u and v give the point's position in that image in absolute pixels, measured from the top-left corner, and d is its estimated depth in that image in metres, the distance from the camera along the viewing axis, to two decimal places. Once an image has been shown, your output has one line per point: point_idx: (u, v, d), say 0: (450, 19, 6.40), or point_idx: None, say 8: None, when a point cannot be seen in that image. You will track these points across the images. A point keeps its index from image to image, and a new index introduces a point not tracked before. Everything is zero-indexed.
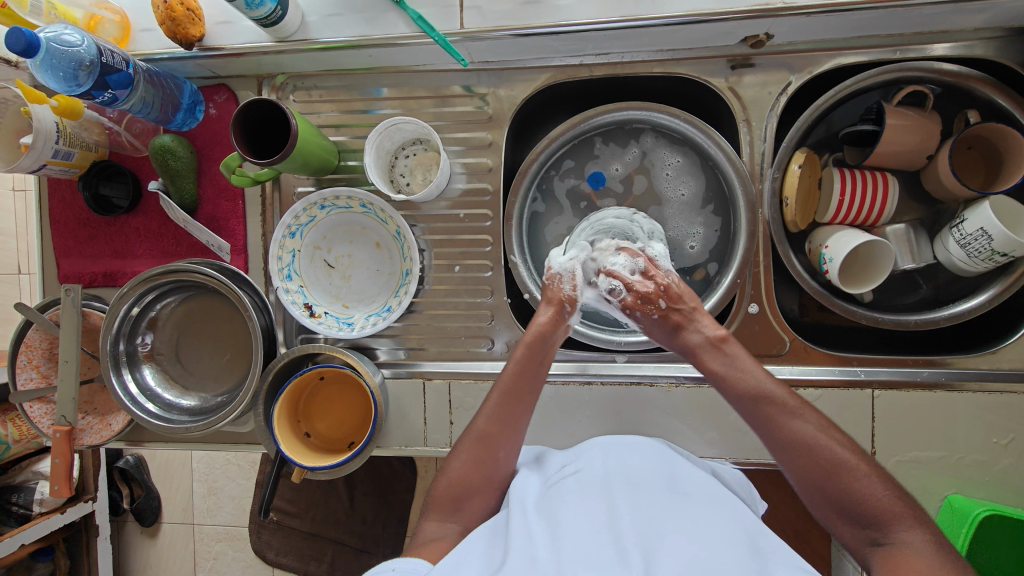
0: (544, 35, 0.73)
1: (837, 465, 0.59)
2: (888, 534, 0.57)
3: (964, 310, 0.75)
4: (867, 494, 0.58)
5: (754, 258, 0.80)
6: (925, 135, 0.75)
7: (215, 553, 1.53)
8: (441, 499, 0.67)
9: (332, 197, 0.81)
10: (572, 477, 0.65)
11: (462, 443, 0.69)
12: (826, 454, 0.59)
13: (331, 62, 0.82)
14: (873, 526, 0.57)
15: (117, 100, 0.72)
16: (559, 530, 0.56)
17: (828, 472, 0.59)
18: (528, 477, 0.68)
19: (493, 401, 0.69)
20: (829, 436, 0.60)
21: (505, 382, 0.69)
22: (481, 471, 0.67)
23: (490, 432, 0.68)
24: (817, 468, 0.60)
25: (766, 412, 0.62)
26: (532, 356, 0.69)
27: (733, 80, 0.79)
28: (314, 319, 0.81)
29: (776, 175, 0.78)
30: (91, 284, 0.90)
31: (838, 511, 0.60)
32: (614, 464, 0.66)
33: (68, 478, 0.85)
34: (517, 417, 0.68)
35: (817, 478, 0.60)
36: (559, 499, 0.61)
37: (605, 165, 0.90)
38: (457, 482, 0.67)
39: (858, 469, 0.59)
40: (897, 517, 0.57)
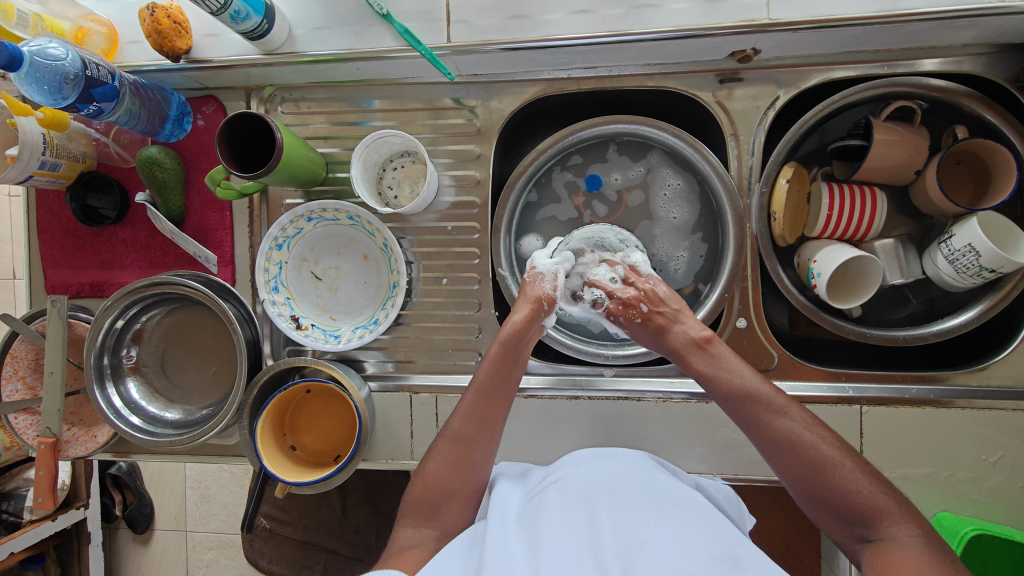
0: (532, 49, 0.73)
1: (824, 461, 0.58)
2: (877, 530, 0.55)
3: (953, 325, 0.74)
4: (856, 490, 0.56)
5: (742, 272, 0.79)
6: (913, 150, 0.75)
7: (207, 561, 1.53)
8: (416, 504, 0.65)
9: (319, 209, 0.80)
10: (552, 487, 0.66)
11: (438, 446, 0.69)
12: (812, 451, 0.59)
13: (320, 74, 0.82)
14: (863, 524, 0.56)
15: (103, 112, 0.72)
16: (537, 537, 0.56)
17: (817, 469, 0.58)
18: (511, 492, 0.67)
19: (468, 402, 0.69)
20: (815, 434, 0.59)
21: (479, 381, 0.70)
22: (457, 474, 0.66)
23: (466, 433, 0.68)
24: (805, 466, 0.59)
25: (752, 412, 0.62)
26: (506, 353, 0.70)
27: (721, 94, 0.79)
28: (301, 332, 0.81)
29: (764, 190, 0.77)
30: (78, 295, 0.90)
31: (829, 510, 0.58)
32: (594, 473, 0.66)
33: (52, 491, 0.84)
34: (490, 417, 0.69)
35: (806, 478, 0.59)
36: (539, 509, 0.62)
37: (606, 171, 0.89)
38: (433, 486, 0.66)
39: (843, 467, 0.58)
40: (884, 513, 0.55)
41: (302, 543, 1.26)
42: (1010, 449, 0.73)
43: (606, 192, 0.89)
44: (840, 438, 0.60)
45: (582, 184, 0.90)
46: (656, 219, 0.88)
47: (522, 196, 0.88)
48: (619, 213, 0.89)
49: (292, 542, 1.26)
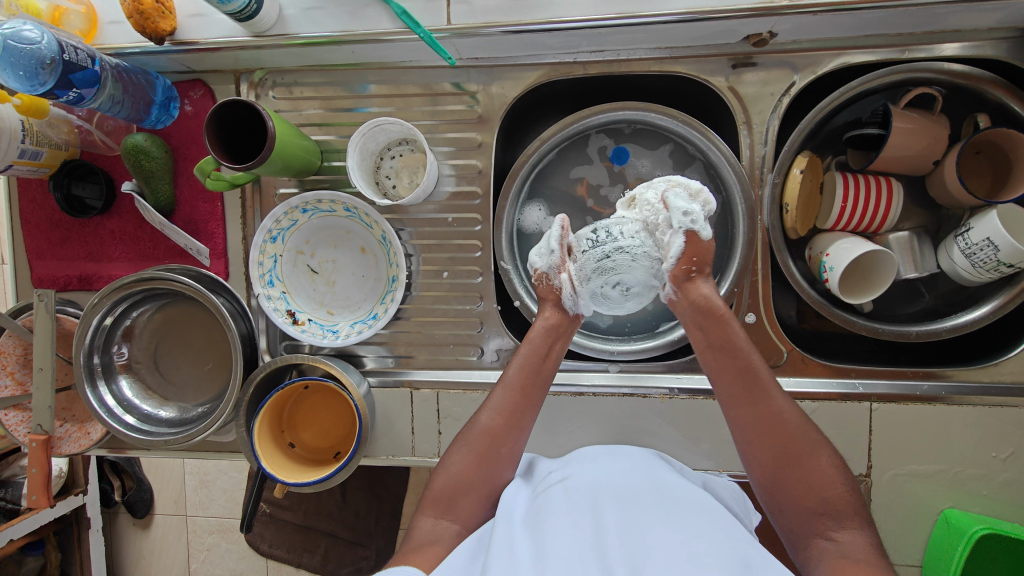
0: (536, 32, 0.69)
1: (803, 452, 0.58)
2: (840, 530, 0.55)
3: (967, 321, 0.73)
4: (829, 484, 0.57)
5: (751, 266, 0.77)
6: (932, 140, 0.72)
7: (208, 544, 1.51)
8: (434, 497, 0.65)
9: (314, 200, 0.77)
10: (558, 485, 0.64)
11: (462, 442, 0.67)
12: (795, 438, 0.59)
13: (314, 57, 0.78)
14: (826, 519, 0.56)
15: (84, 99, 0.68)
16: (543, 540, 0.55)
17: (793, 455, 0.58)
18: (517, 489, 0.66)
19: (498, 397, 0.68)
20: (800, 421, 0.60)
21: (514, 379, 0.68)
22: (479, 469, 0.65)
23: (493, 429, 0.66)
24: (785, 453, 0.58)
25: (748, 387, 0.61)
26: (539, 353, 0.68)
27: (734, 80, 0.75)
28: (297, 327, 0.79)
29: (776, 180, 0.74)
30: (65, 288, 0.87)
31: (793, 505, 0.58)
32: (600, 471, 0.65)
33: (46, 488, 0.81)
34: (524, 415, 0.67)
35: (782, 466, 0.58)
36: (544, 511, 0.60)
37: (637, 152, 0.86)
38: (455, 482, 0.65)
39: (823, 462, 0.58)
40: (846, 512, 0.56)
41: (302, 528, 1.27)
42: (1021, 446, 0.72)
43: (627, 174, 0.86)
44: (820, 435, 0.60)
45: (609, 156, 0.86)
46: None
47: (544, 157, 0.84)
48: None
49: (292, 526, 1.27)
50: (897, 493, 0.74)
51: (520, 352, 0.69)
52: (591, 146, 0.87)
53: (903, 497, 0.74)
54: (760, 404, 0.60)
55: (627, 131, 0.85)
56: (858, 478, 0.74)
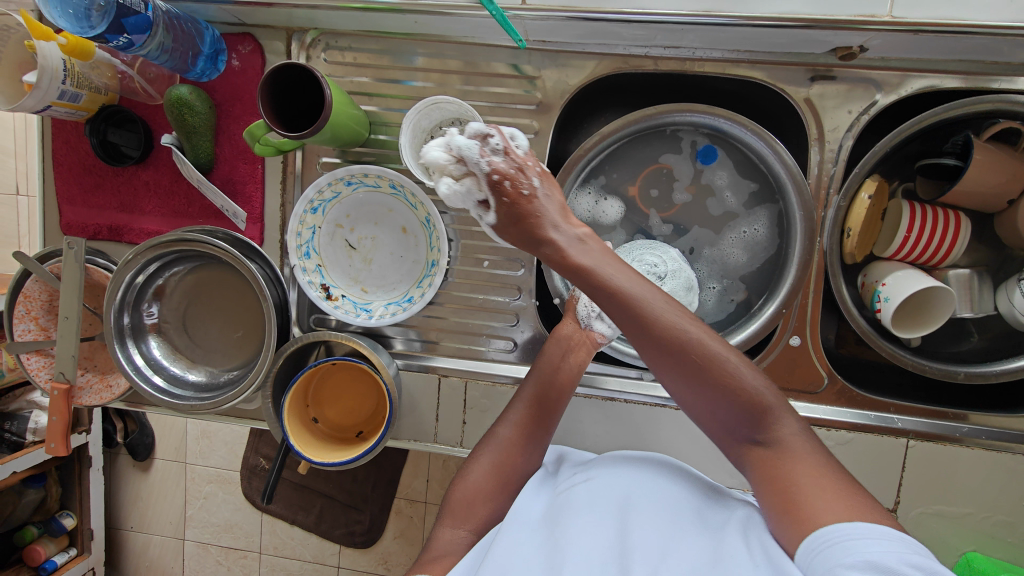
0: (613, 22, 0.66)
1: (713, 359, 0.52)
2: (769, 432, 0.53)
3: (1016, 368, 0.71)
4: (738, 393, 0.52)
5: (804, 287, 0.75)
6: (1010, 177, 0.69)
7: (206, 493, 1.50)
8: (455, 508, 0.63)
9: (360, 174, 0.75)
10: (582, 485, 0.60)
11: (483, 452, 0.66)
12: (701, 351, 0.52)
13: (372, 23, 0.74)
14: (775, 464, 0.51)
15: (134, 45, 0.64)
16: (562, 546, 0.50)
17: (702, 369, 0.52)
18: (539, 487, 0.63)
19: (516, 408, 0.69)
20: (698, 328, 0.52)
21: (529, 394, 0.70)
22: (499, 478, 0.64)
23: (511, 441, 0.66)
24: (741, 406, 0.52)
25: (624, 299, 0.52)
26: (554, 367, 0.71)
27: (812, 92, 0.72)
28: (331, 303, 0.77)
29: (842, 204, 0.71)
30: (94, 237, 0.84)
31: (719, 419, 0.55)
32: (626, 474, 0.60)
33: (65, 436, 0.80)
34: (544, 428, 0.68)
35: (689, 375, 0.53)
36: (567, 509, 0.56)
37: (723, 162, 0.81)
38: (473, 487, 0.63)
39: (723, 361, 0.52)
40: (806, 464, 0.50)
41: (299, 487, 1.31)
42: None
43: (697, 178, 0.82)
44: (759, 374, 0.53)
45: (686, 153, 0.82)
46: (723, 234, 0.82)
47: (604, 149, 0.80)
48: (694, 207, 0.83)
49: (291, 485, 1.30)
50: (921, 531, 0.73)
51: (536, 371, 0.72)
52: (667, 143, 0.82)
53: (927, 536, 0.73)
54: (668, 327, 0.52)
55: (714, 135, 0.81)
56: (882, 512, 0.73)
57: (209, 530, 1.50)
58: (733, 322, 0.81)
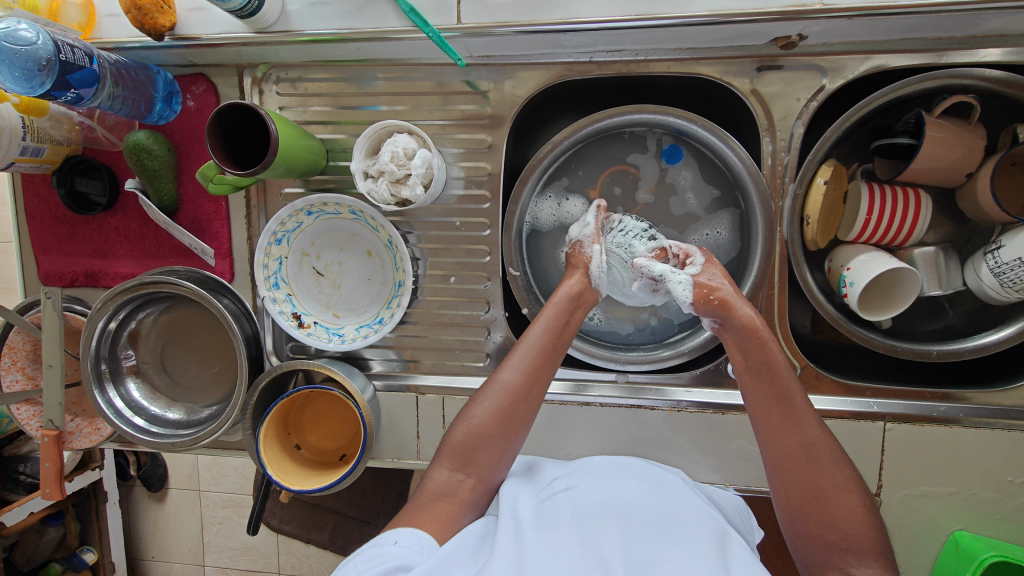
0: (551, 33, 0.66)
1: (809, 459, 0.57)
2: (860, 566, 0.53)
3: (989, 343, 0.70)
4: (852, 519, 0.54)
5: (768, 278, 0.75)
6: (965, 152, 0.68)
7: (220, 518, 1.51)
8: (453, 448, 0.64)
9: (319, 203, 0.76)
10: (563, 493, 0.62)
11: (486, 393, 0.66)
12: (806, 443, 0.58)
13: (319, 53, 0.75)
14: (848, 555, 0.54)
15: (83, 99, 0.66)
16: (552, 555, 0.52)
17: (803, 464, 0.57)
18: (518, 487, 0.64)
19: (519, 354, 0.66)
20: (823, 434, 0.58)
21: (535, 339, 0.67)
22: (503, 423, 0.64)
23: (516, 386, 0.65)
24: (806, 481, 0.57)
25: (788, 404, 0.59)
26: (561, 317, 0.68)
27: (758, 83, 0.71)
28: (303, 331, 0.78)
29: (799, 191, 0.71)
30: (72, 284, 0.86)
31: (814, 542, 0.56)
32: (608, 485, 0.62)
33: (60, 482, 0.81)
34: (544, 378, 0.67)
35: (798, 477, 0.57)
36: (552, 514, 0.58)
37: (687, 163, 0.81)
38: (475, 431, 0.63)
39: (823, 456, 0.57)
40: (870, 551, 0.53)
41: (312, 505, 1.29)
42: None
43: (660, 176, 0.82)
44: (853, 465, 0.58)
45: (643, 155, 0.82)
46: (684, 231, 0.81)
47: (562, 156, 0.81)
48: (658, 207, 0.82)
49: (303, 503, 1.29)
50: (907, 513, 0.73)
51: (544, 315, 0.69)
52: (626, 144, 0.83)
53: (915, 517, 0.73)
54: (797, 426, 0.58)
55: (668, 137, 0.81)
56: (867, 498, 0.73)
57: (227, 554, 1.51)
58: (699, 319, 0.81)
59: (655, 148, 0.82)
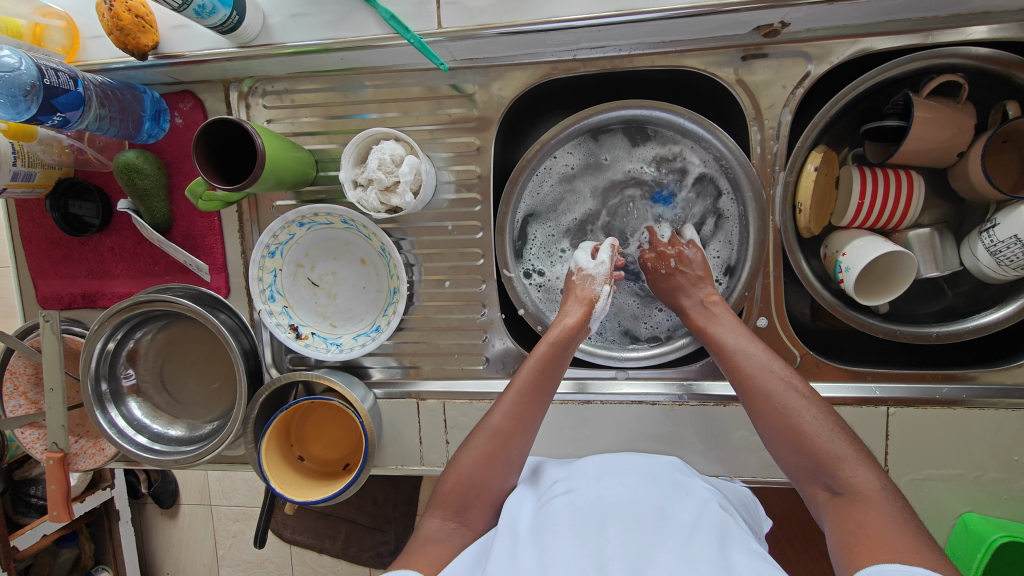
0: (532, 33, 0.66)
1: (776, 402, 0.61)
2: (840, 479, 0.54)
3: (990, 322, 0.70)
4: (820, 439, 0.57)
5: (763, 268, 0.74)
6: (956, 131, 0.68)
7: (234, 531, 1.52)
8: (445, 499, 0.64)
9: (310, 214, 0.76)
10: (563, 496, 0.62)
11: (474, 439, 0.67)
12: (767, 390, 0.62)
13: (304, 64, 0.75)
14: (826, 471, 0.56)
15: (70, 122, 0.66)
16: (547, 558, 0.52)
17: (771, 411, 0.61)
18: (521, 497, 0.64)
19: (509, 399, 0.68)
20: (780, 377, 0.62)
21: (523, 381, 0.68)
22: (486, 469, 0.64)
23: (503, 430, 0.66)
24: (779, 417, 0.60)
25: (735, 366, 0.65)
26: (551, 357, 0.69)
27: (743, 73, 0.71)
28: (300, 342, 0.78)
29: (789, 179, 0.71)
30: (70, 306, 0.87)
31: (801, 466, 0.58)
32: (606, 487, 0.62)
33: (66, 504, 0.82)
34: (532, 418, 0.67)
35: (773, 423, 0.60)
36: (551, 520, 0.58)
37: (690, 163, 0.79)
38: (467, 477, 0.64)
39: (786, 397, 0.61)
40: (843, 462, 0.55)
41: (323, 515, 1.30)
42: None
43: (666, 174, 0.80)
44: (810, 388, 0.62)
45: (643, 150, 0.80)
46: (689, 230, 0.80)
47: (554, 153, 0.80)
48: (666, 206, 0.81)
49: (314, 514, 1.30)
50: (914, 498, 0.72)
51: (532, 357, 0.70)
52: (625, 140, 0.80)
53: (922, 501, 0.72)
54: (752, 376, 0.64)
55: (666, 139, 0.79)
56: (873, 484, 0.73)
57: (242, 567, 1.51)
58: None
59: (663, 143, 0.79)
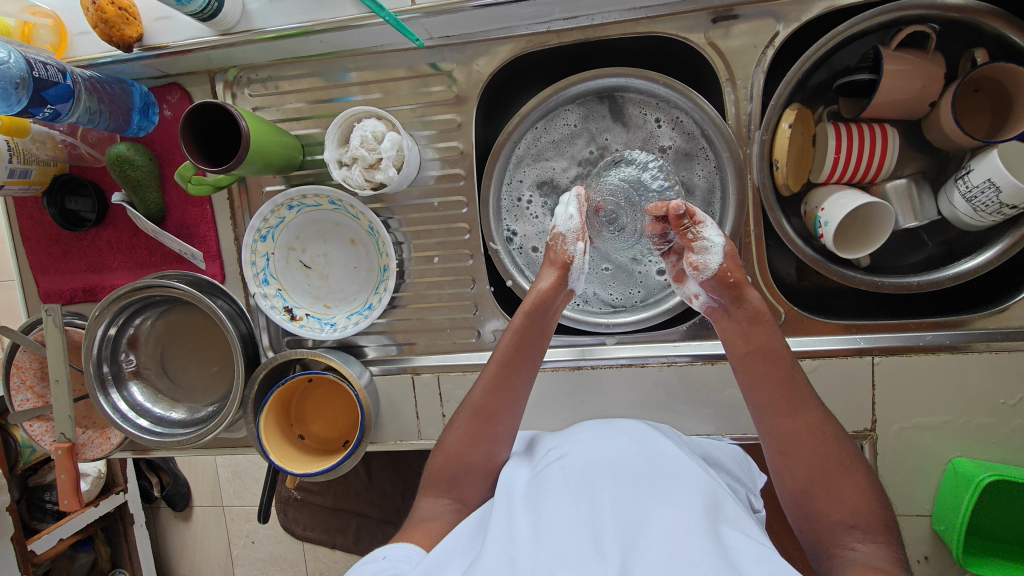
0: (505, 4, 0.68)
1: (825, 455, 0.58)
2: (864, 541, 0.53)
3: (969, 268, 0.71)
4: (856, 503, 0.56)
5: (744, 228, 0.75)
6: (927, 81, 0.69)
7: (248, 531, 1.53)
8: (435, 476, 0.66)
9: (298, 196, 0.78)
10: (556, 462, 0.62)
11: (459, 417, 0.69)
12: (819, 439, 0.59)
13: (287, 49, 0.77)
14: (852, 530, 0.54)
15: (61, 114, 0.68)
16: (542, 525, 0.53)
17: (818, 458, 0.58)
18: (517, 467, 0.65)
19: (489, 372, 0.69)
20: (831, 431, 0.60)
21: (498, 353, 0.70)
22: (472, 443, 0.66)
23: (483, 404, 0.68)
24: (822, 469, 0.58)
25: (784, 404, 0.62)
26: (530, 326, 0.70)
27: (714, 35, 0.72)
28: (295, 323, 0.80)
29: (765, 137, 0.72)
30: (71, 301, 0.89)
31: (824, 520, 0.56)
32: (600, 448, 0.63)
33: (77, 493, 0.85)
34: (513, 390, 0.68)
35: (814, 472, 0.58)
36: (546, 487, 0.59)
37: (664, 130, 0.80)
38: (453, 456, 0.66)
39: (836, 453, 0.58)
40: (875, 525, 0.54)
41: (333, 509, 1.32)
42: None
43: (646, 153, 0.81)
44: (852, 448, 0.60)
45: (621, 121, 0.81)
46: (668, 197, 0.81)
47: (535, 127, 0.82)
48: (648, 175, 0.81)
49: (324, 509, 1.32)
50: (903, 446, 0.73)
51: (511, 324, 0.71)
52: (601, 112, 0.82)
53: (911, 449, 0.73)
54: (802, 417, 0.61)
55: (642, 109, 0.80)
56: (862, 434, 0.74)
57: (256, 565, 1.53)
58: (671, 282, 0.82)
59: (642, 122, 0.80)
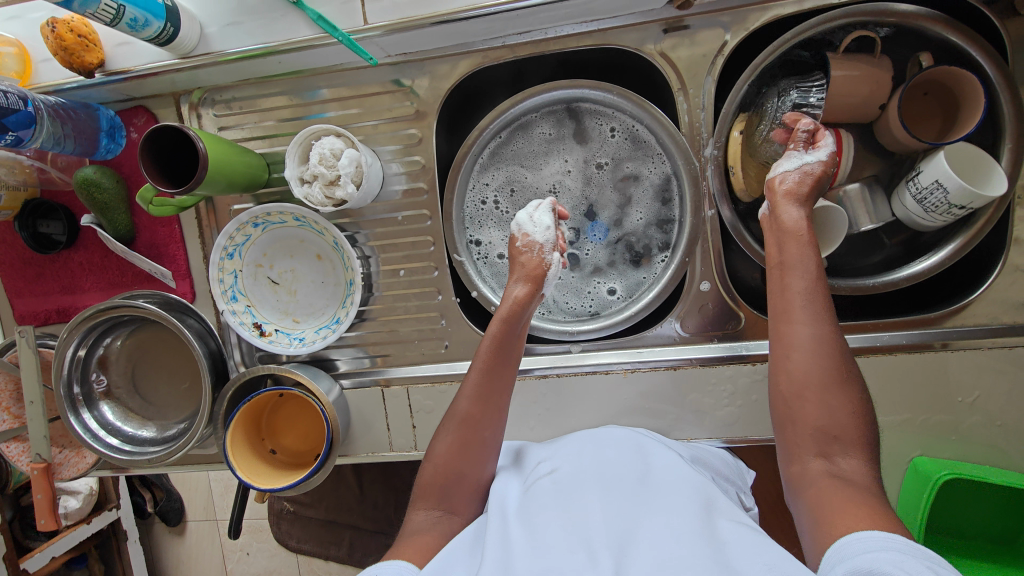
0: (458, 21, 0.69)
1: (837, 364, 0.56)
2: (843, 457, 0.53)
3: (922, 269, 0.72)
4: (844, 416, 0.54)
5: (702, 234, 0.77)
6: (873, 86, 0.70)
7: (242, 547, 1.52)
8: (426, 488, 0.63)
9: (263, 214, 0.79)
10: (547, 476, 0.62)
11: (445, 426, 0.67)
12: (832, 352, 0.56)
13: (249, 70, 0.78)
14: (835, 444, 0.53)
15: (23, 141, 0.69)
16: (536, 534, 0.52)
17: (830, 367, 0.55)
18: (508, 479, 0.65)
19: (472, 380, 0.68)
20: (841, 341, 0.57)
21: (479, 360, 0.68)
22: (460, 453, 0.65)
23: (469, 413, 0.66)
24: (826, 374, 0.55)
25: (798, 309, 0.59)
26: (507, 331, 0.69)
27: (665, 46, 0.74)
28: (264, 339, 0.81)
29: (717, 146, 0.74)
30: (46, 322, 0.90)
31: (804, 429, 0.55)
32: (589, 461, 0.63)
33: (53, 511, 0.84)
34: (498, 395, 0.68)
35: (823, 379, 0.55)
36: (538, 500, 0.58)
37: (620, 140, 0.82)
38: (444, 467, 0.64)
39: (841, 364, 0.56)
40: (853, 441, 0.53)
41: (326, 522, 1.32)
42: (987, 388, 0.71)
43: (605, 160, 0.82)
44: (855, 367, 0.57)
45: (579, 132, 0.83)
46: (631, 204, 0.83)
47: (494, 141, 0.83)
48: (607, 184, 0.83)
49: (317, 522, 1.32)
50: None
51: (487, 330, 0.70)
52: (558, 123, 0.83)
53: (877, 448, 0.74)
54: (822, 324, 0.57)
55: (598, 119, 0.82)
56: None
57: None
58: (635, 289, 0.83)
59: (593, 135, 0.82)
